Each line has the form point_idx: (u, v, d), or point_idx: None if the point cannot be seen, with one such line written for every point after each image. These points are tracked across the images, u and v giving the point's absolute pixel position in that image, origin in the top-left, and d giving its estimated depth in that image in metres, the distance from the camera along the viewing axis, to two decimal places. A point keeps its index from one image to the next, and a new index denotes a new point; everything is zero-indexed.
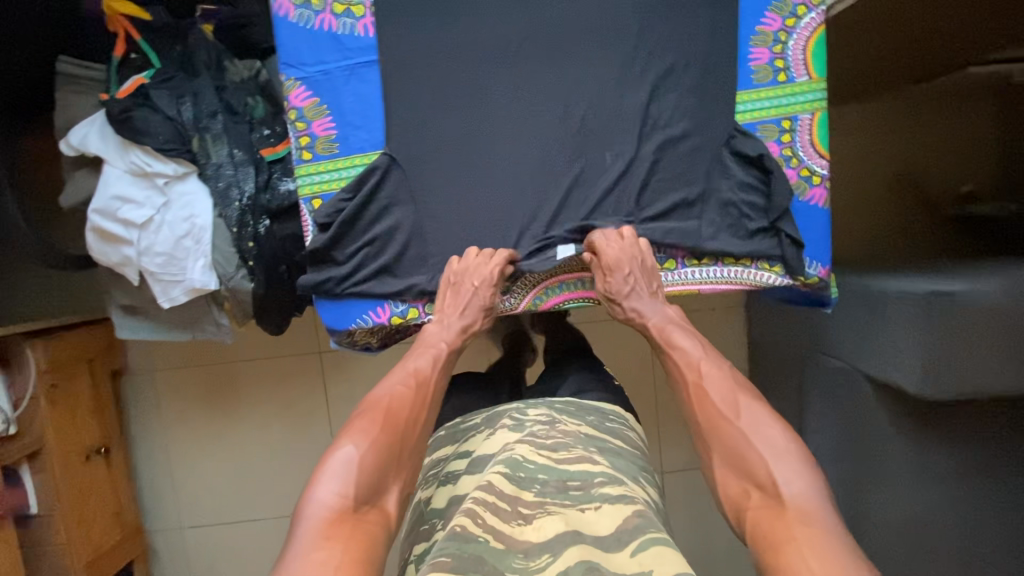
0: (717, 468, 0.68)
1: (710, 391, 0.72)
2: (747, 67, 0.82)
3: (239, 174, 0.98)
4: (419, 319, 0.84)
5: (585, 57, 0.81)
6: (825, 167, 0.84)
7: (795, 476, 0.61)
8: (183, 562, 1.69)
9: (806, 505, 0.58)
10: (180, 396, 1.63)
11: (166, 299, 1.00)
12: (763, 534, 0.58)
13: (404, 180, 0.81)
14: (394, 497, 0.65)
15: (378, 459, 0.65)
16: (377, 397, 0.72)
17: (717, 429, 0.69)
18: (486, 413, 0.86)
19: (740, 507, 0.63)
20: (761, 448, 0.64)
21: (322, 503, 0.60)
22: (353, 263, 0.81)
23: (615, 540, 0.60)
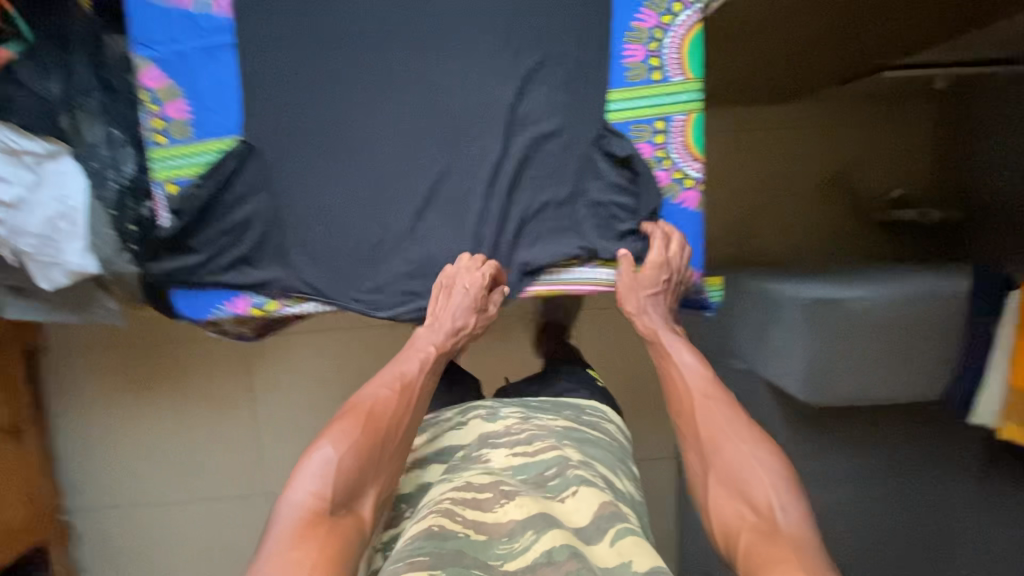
0: (710, 485, 0.66)
1: (716, 409, 0.71)
2: (620, 65, 0.80)
3: (117, 155, 0.97)
4: (279, 311, 0.82)
5: (455, 51, 0.79)
6: (699, 171, 0.83)
7: (791, 505, 0.61)
8: (104, 542, 1.67)
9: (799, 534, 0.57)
10: (98, 378, 1.60)
11: (46, 283, 0.94)
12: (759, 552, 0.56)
13: (262, 169, 0.78)
14: (369, 502, 0.64)
15: (355, 460, 0.64)
16: (360, 399, 0.71)
17: (718, 446, 0.68)
18: (460, 407, 0.88)
19: (730, 526, 0.61)
20: (761, 473, 0.64)
21: (297, 503, 0.60)
22: (207, 252, 0.80)
23: (595, 530, 0.63)
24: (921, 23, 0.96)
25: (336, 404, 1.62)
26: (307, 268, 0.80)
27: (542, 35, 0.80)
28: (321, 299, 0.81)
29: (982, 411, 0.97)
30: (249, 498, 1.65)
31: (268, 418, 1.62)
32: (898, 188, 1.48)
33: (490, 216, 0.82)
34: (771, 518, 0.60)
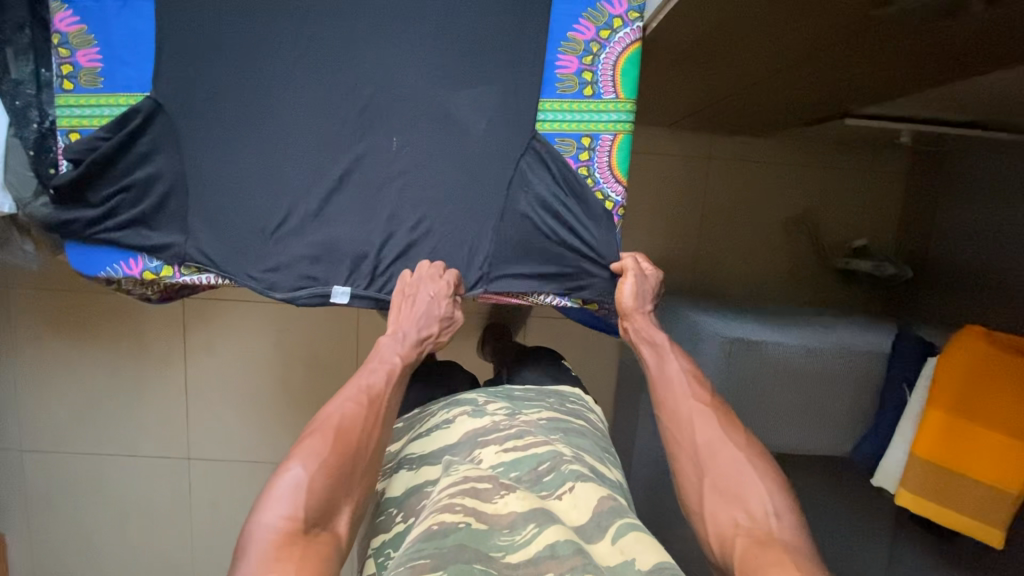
0: (704, 496, 0.62)
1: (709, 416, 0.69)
2: (552, 75, 0.78)
3: (43, 96, 0.94)
4: (174, 278, 0.79)
5: (385, 41, 0.78)
6: (621, 194, 0.81)
7: (785, 510, 0.59)
8: (19, 485, 1.65)
9: (793, 538, 0.55)
10: (26, 320, 1.57)
11: None
12: (760, 558, 0.52)
13: (171, 130, 0.77)
14: (345, 519, 0.60)
15: (331, 476, 0.60)
16: (326, 414, 0.66)
17: (713, 452, 0.65)
18: (449, 401, 0.92)
19: (725, 535, 0.58)
20: (757, 479, 0.61)
21: (269, 528, 0.55)
22: (105, 208, 0.77)
23: (596, 527, 0.66)
24: (877, 78, 0.95)
25: (270, 377, 1.61)
26: (207, 238, 0.78)
27: (476, 35, 0.78)
28: (216, 272, 0.78)
29: (884, 474, 0.98)
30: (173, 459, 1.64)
31: (201, 382, 1.61)
32: (862, 237, 1.47)
33: (402, 211, 0.80)
34: (766, 525, 0.57)
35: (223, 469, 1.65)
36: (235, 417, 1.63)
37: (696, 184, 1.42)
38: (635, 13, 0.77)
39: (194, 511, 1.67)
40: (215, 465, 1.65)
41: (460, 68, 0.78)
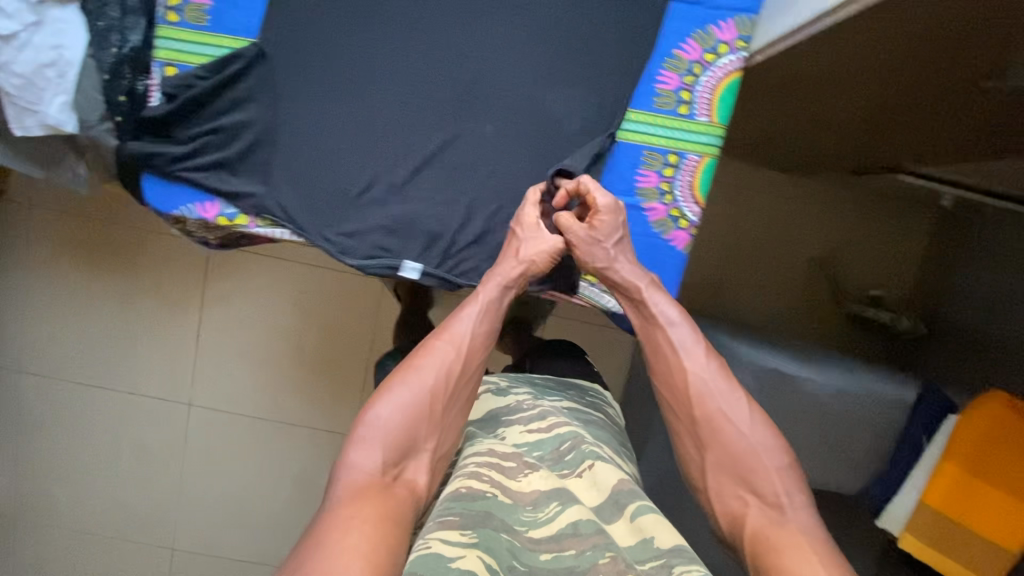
0: (712, 472, 0.73)
1: (712, 391, 0.75)
2: (651, 88, 0.80)
3: (126, 22, 0.91)
4: (247, 228, 0.79)
5: (490, 28, 0.79)
6: (696, 215, 0.83)
7: (793, 488, 0.69)
8: (14, 405, 1.65)
9: (799, 521, 0.66)
10: (46, 243, 1.55)
11: (17, 126, 0.95)
12: (770, 539, 0.64)
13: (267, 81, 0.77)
14: (421, 463, 0.72)
15: (408, 425, 0.72)
16: (410, 364, 0.76)
17: (717, 426, 0.73)
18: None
19: (736, 514, 0.69)
20: (765, 459, 0.71)
21: (359, 468, 0.69)
22: (191, 146, 0.77)
23: (614, 505, 0.69)
24: (939, 145, 0.99)
25: (283, 335, 1.61)
26: (286, 194, 0.78)
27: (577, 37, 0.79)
28: (290, 228, 0.79)
29: (889, 516, 1.00)
30: (175, 403, 1.64)
31: (214, 330, 1.60)
32: (880, 287, 1.50)
33: (480, 202, 0.81)
34: (777, 502, 0.68)
35: (224, 420, 1.65)
36: (243, 371, 1.63)
37: (732, 214, 1.47)
38: (742, 41, 0.79)
39: (189, 457, 1.68)
40: (213, 414, 1.65)
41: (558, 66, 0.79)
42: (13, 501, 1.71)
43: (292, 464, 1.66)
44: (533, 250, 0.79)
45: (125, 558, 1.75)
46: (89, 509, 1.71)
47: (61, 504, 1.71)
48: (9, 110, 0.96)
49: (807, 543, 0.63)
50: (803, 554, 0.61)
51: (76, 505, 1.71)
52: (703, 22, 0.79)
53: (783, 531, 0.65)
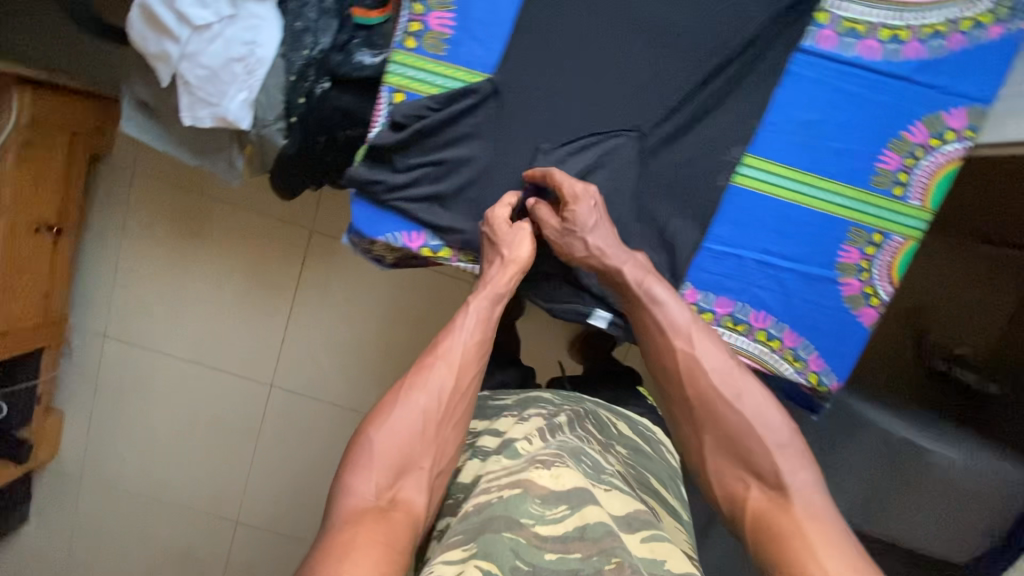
0: (711, 452, 0.73)
1: (704, 369, 0.74)
2: (872, 166, 0.78)
3: (320, 23, 0.90)
4: (448, 261, 0.80)
5: (723, 85, 0.75)
6: (889, 294, 0.83)
7: (799, 469, 0.69)
8: (94, 367, 1.63)
9: (807, 498, 0.67)
10: (147, 211, 1.52)
11: (188, 116, 0.90)
12: (772, 526, 0.65)
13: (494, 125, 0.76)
14: (417, 480, 0.74)
15: (402, 446, 0.75)
16: (404, 384, 0.80)
17: (712, 408, 0.73)
18: (519, 398, 0.98)
19: (737, 494, 0.71)
20: (765, 437, 0.71)
21: (358, 491, 0.71)
22: (410, 175, 0.77)
23: (627, 523, 0.71)
24: None
25: (371, 327, 1.61)
26: (495, 234, 0.79)
27: (800, 111, 0.75)
28: (491, 267, 0.81)
29: None
30: (255, 382, 1.64)
31: (303, 315, 1.60)
32: (963, 344, 1.52)
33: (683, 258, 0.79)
34: (779, 482, 0.68)
35: (300, 403, 1.66)
36: (327, 357, 1.63)
37: None
38: (972, 131, 0.75)
39: (260, 437, 1.68)
40: (293, 397, 1.65)
41: (772, 134, 0.75)
42: (76, 459, 1.70)
43: None
44: (520, 249, 0.75)
45: (182, 528, 1.74)
46: (153, 475, 1.71)
47: (127, 469, 1.71)
48: (180, 98, 0.91)
49: (805, 527, 0.64)
50: (808, 540, 0.62)
51: (140, 469, 1.71)
52: (936, 106, 0.76)
53: (786, 515, 0.66)
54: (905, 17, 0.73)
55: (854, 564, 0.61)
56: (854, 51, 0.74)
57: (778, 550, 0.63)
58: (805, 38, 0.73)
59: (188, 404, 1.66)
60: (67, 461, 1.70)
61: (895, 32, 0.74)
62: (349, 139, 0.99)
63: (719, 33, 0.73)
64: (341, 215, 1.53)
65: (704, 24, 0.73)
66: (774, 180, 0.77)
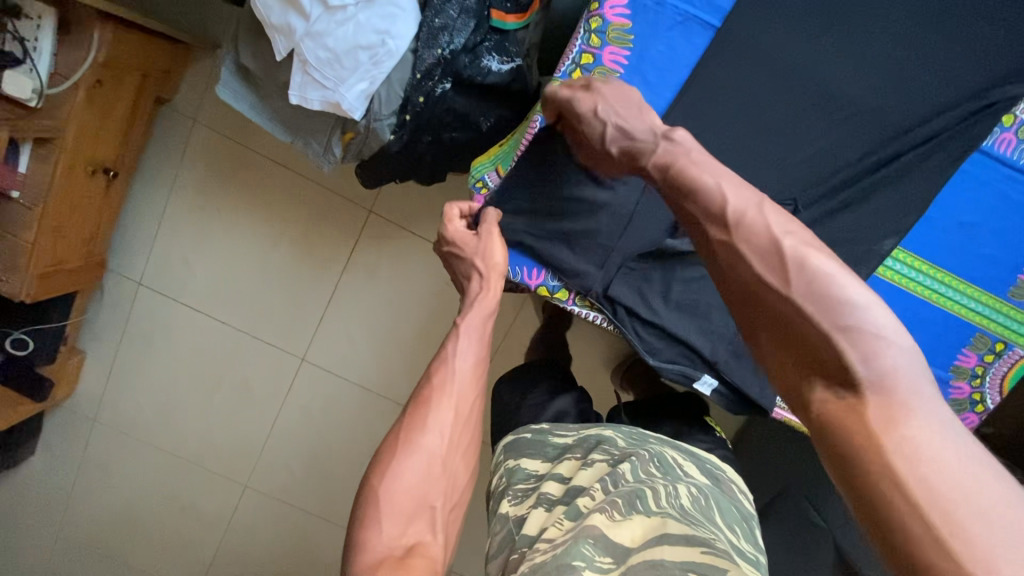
0: (765, 349, 0.51)
1: (743, 243, 0.52)
2: (1013, 276, 0.75)
3: (458, 22, 0.84)
4: (563, 303, 0.82)
5: (883, 168, 0.71)
6: (995, 403, 0.79)
7: (879, 348, 0.44)
8: (124, 312, 1.58)
9: (890, 396, 0.43)
10: (203, 162, 1.45)
11: (297, 95, 0.84)
12: (839, 443, 0.44)
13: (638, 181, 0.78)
14: (432, 529, 0.62)
15: (411, 489, 0.63)
16: (402, 420, 0.68)
17: (757, 299, 0.50)
18: (579, 436, 0.85)
19: (797, 397, 0.48)
20: (819, 318, 0.46)
21: (375, 550, 0.58)
22: (546, 214, 0.79)
23: (684, 538, 0.59)
24: None
25: (414, 314, 1.54)
26: (620, 285, 0.79)
27: (958, 212, 0.73)
28: (608, 317, 0.81)
29: None
30: (287, 353, 1.60)
31: (347, 293, 1.54)
32: None
33: None
34: (844, 376, 0.45)
35: (330, 381, 1.61)
36: (364, 339, 1.57)
37: None
38: None
39: (284, 408, 1.64)
40: (322, 375, 1.60)
41: (920, 226, 0.73)
42: (93, 402, 1.67)
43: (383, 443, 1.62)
44: (490, 257, 0.79)
45: (192, 486, 1.71)
46: (169, 429, 1.68)
47: (143, 418, 1.68)
48: (292, 74, 0.85)
49: (879, 443, 0.42)
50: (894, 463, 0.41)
51: (156, 420, 1.68)
52: None
53: (857, 425, 0.43)
54: None
55: (975, 492, 0.39)
56: None
57: (845, 475, 0.44)
58: (985, 136, 0.70)
59: (215, 365, 1.62)
60: (85, 403, 1.67)
61: None
62: (454, 141, 0.95)
63: (892, 119, 0.71)
64: (403, 197, 1.46)
65: (875, 106, 0.70)
66: (918, 276, 0.75)
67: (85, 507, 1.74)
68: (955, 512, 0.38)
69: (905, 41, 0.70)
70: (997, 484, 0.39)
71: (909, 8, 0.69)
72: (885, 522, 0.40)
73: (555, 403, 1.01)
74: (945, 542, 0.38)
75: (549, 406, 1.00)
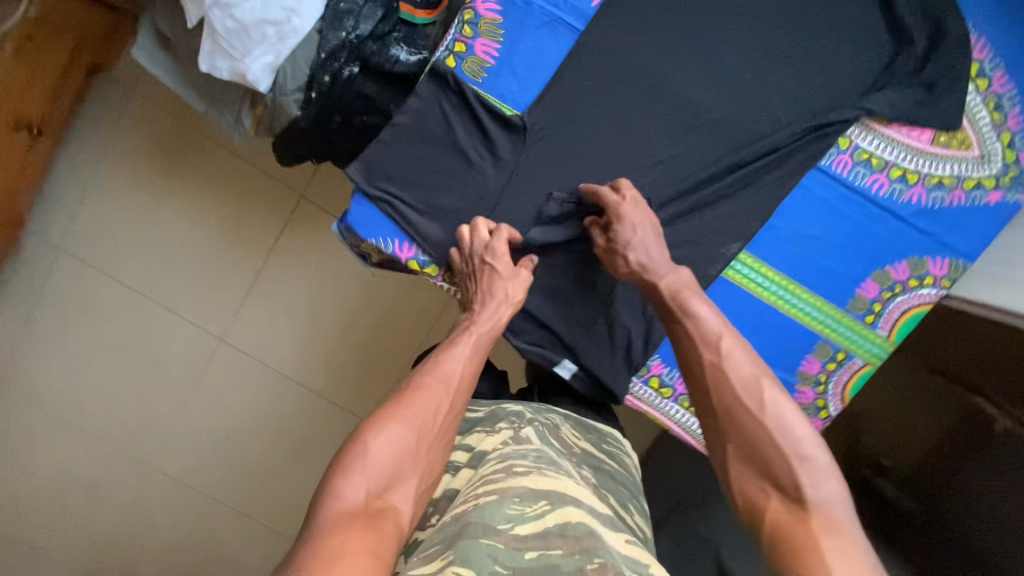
0: (733, 460, 0.64)
1: (729, 379, 0.66)
2: (852, 290, 0.82)
3: (364, 9, 0.88)
4: (433, 278, 0.86)
5: (717, 172, 0.80)
6: (837, 410, 0.85)
7: (826, 482, 0.59)
8: (43, 278, 1.56)
9: (827, 509, 0.57)
10: (138, 133, 1.47)
11: (207, 63, 0.87)
12: (786, 539, 0.57)
13: (507, 169, 0.83)
14: (407, 495, 0.64)
15: (395, 455, 0.65)
16: (401, 395, 0.71)
17: (737, 420, 0.64)
18: (490, 411, 0.86)
19: (755, 502, 0.61)
20: (784, 446, 0.61)
21: (347, 501, 0.60)
22: (421, 191, 0.84)
23: (609, 520, 0.64)
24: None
25: (340, 301, 1.55)
26: None
27: (798, 225, 0.81)
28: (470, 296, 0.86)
29: None
30: (206, 332, 1.58)
31: (274, 276, 1.54)
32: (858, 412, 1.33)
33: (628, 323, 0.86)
34: (799, 492, 0.59)
35: (248, 365, 1.59)
36: (286, 323, 1.57)
37: None
38: (948, 281, 0.80)
39: (199, 389, 1.61)
40: (240, 356, 1.59)
41: (761, 233, 0.81)
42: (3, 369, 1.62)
43: (295, 429, 1.60)
44: (510, 289, 0.80)
45: (93, 463, 1.66)
46: (76, 402, 1.63)
47: (50, 389, 1.63)
48: (202, 43, 0.88)
49: (822, 543, 0.55)
50: (833, 560, 0.54)
51: (67, 393, 1.63)
52: (922, 250, 0.80)
53: (803, 529, 0.57)
54: (917, 162, 0.79)
55: None
56: (863, 181, 0.80)
57: (788, 563, 0.55)
58: (818, 153, 0.80)
59: (131, 338, 1.60)
60: None
61: (906, 173, 0.80)
62: (364, 125, 0.99)
63: (728, 131, 0.81)
64: (335, 185, 1.49)
65: (711, 119, 0.81)
66: (762, 281, 0.82)
67: None
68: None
69: (737, 67, 0.81)
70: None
71: (740, 44, 0.81)
72: None
73: None
74: None
75: None
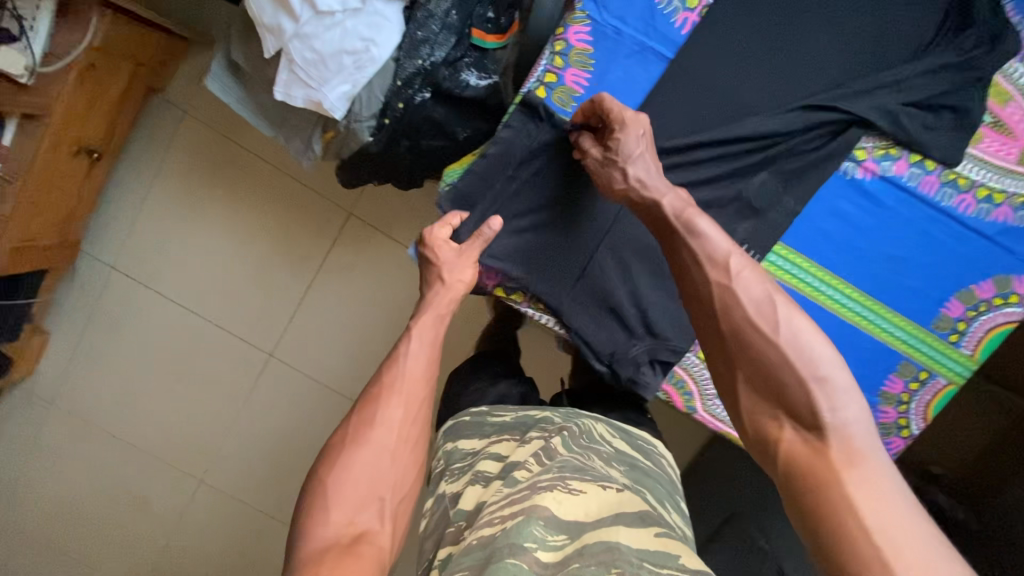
0: (741, 390, 0.58)
1: (739, 299, 0.61)
2: (936, 309, 0.85)
3: (439, 37, 0.89)
4: (518, 303, 0.95)
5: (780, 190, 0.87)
6: (920, 430, 0.87)
7: (846, 405, 0.53)
8: (95, 295, 1.59)
9: (849, 440, 0.51)
10: (188, 153, 1.49)
11: (283, 92, 0.88)
12: (804, 475, 0.52)
13: (599, 202, 0.92)
14: (382, 516, 0.64)
15: (361, 481, 0.64)
16: (355, 416, 0.69)
17: (745, 342, 0.58)
18: (516, 417, 0.88)
19: (766, 437, 0.56)
20: (799, 368, 0.55)
21: (323, 538, 0.60)
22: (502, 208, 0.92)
23: (638, 518, 0.63)
24: None
25: (385, 315, 1.56)
26: (564, 294, 0.93)
27: (881, 246, 0.85)
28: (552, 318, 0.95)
29: None
30: (253, 347, 1.60)
31: (322, 292, 1.56)
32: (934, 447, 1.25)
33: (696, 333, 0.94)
34: (814, 422, 0.53)
35: (296, 379, 1.61)
36: (334, 337, 1.58)
37: None
38: None
39: (247, 404, 1.63)
40: (287, 371, 1.60)
41: (848, 255, 0.86)
42: (54, 384, 1.65)
43: None
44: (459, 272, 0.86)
45: (143, 477, 1.68)
46: (126, 418, 1.66)
47: (101, 405, 1.65)
48: (278, 72, 0.89)
49: (842, 478, 0.49)
50: (853, 499, 0.48)
51: (116, 407, 1.65)
52: (1006, 269, 0.83)
53: (822, 463, 0.51)
54: (1005, 182, 0.83)
55: (911, 533, 0.46)
56: (950, 202, 0.84)
57: (809, 517, 0.50)
58: (905, 174, 0.84)
59: (180, 354, 1.61)
60: (44, 386, 1.65)
61: (993, 193, 0.83)
62: (431, 149, 0.99)
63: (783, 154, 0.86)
64: (383, 201, 1.50)
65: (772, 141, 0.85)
66: (843, 300, 0.86)
67: (31, 495, 1.69)
68: (899, 547, 0.45)
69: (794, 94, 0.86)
70: (939, 538, 0.47)
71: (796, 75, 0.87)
72: (839, 546, 0.47)
73: (494, 388, 1.05)
74: (891, 565, 0.44)
75: (487, 390, 1.04)
